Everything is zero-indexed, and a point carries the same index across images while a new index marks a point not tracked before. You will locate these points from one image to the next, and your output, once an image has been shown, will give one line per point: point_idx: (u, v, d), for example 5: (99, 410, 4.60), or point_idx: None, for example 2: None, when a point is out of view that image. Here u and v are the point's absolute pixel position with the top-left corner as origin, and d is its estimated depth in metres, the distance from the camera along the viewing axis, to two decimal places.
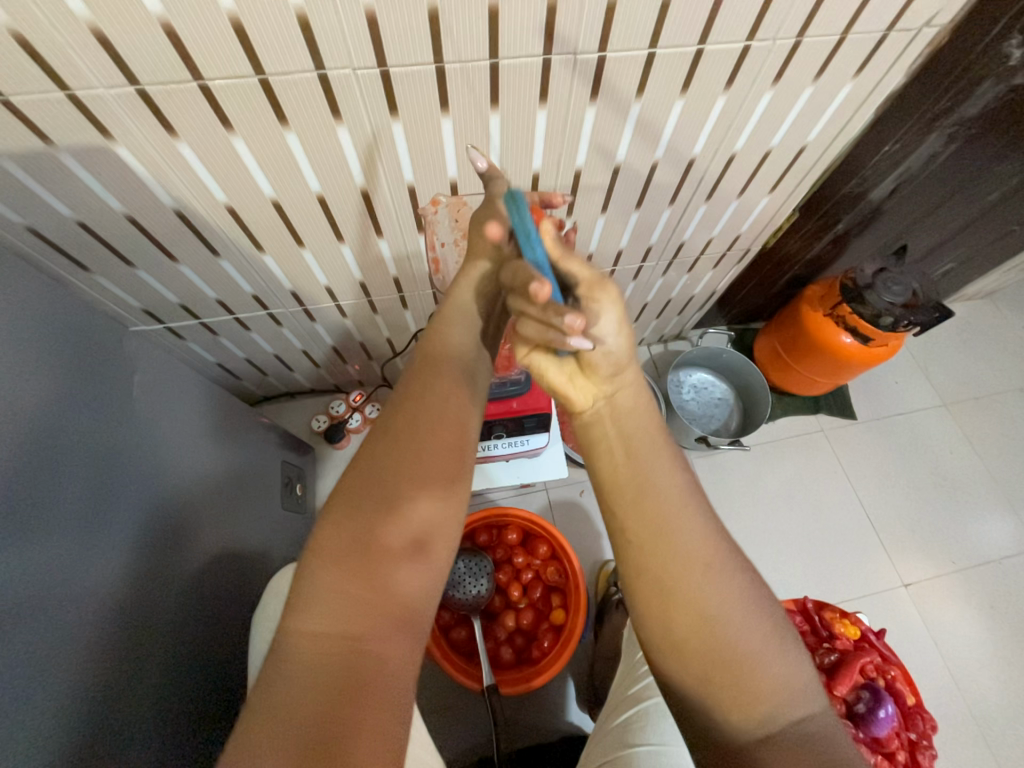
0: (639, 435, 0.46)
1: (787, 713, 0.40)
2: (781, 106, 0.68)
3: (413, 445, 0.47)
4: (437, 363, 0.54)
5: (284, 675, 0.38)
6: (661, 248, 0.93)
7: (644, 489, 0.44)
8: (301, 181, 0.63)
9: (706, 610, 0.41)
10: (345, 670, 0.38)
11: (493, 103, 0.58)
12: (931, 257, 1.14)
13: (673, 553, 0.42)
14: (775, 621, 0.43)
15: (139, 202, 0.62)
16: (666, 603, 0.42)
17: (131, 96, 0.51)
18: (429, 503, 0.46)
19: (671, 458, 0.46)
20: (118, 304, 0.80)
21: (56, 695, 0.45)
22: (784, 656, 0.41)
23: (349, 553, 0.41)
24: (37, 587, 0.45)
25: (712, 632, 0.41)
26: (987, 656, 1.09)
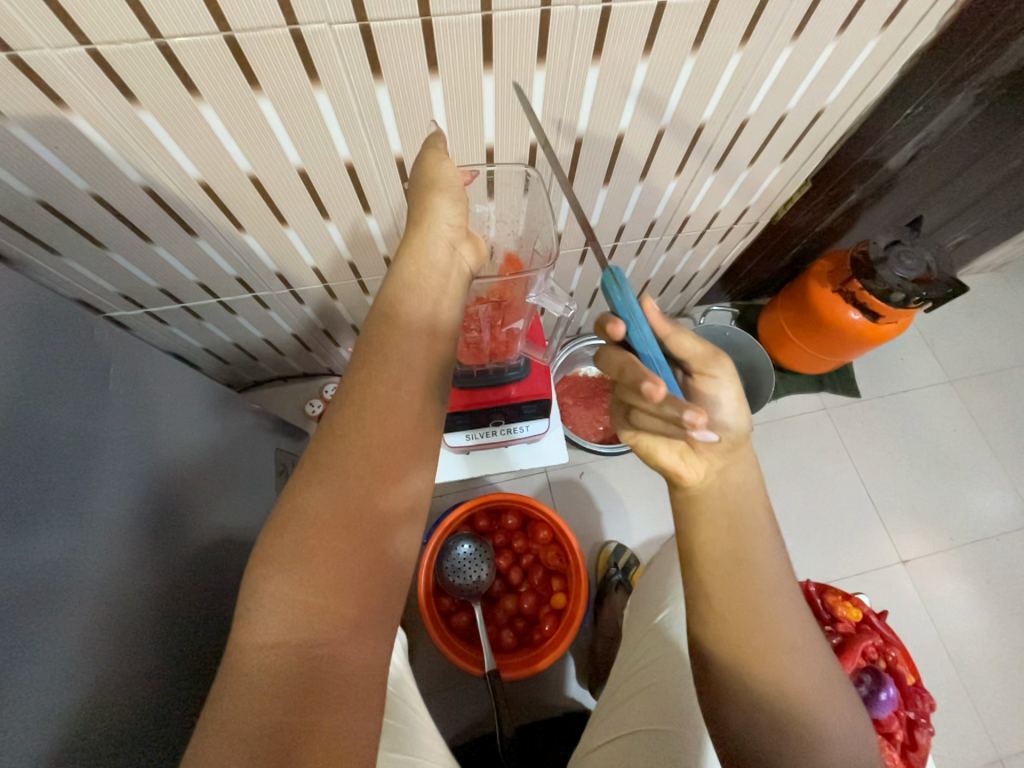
0: (746, 507, 0.51)
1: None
2: (799, 67, 0.63)
3: (358, 441, 0.45)
4: (388, 350, 0.50)
5: (236, 687, 0.37)
6: (665, 223, 0.88)
7: (743, 549, 0.49)
8: (279, 153, 0.58)
9: (780, 666, 0.47)
10: (303, 677, 0.38)
11: (487, 66, 0.53)
12: (944, 228, 1.10)
13: (757, 606, 0.48)
14: (840, 692, 0.48)
15: (105, 179, 0.58)
16: (745, 652, 0.48)
17: (83, 59, 0.45)
18: (383, 498, 0.45)
19: (772, 532, 0.51)
20: (92, 289, 0.75)
21: (51, 697, 0.44)
22: (842, 721, 0.47)
23: (293, 561, 0.40)
24: (22, 592, 0.43)
25: (782, 686, 0.47)
26: (980, 627, 1.11)
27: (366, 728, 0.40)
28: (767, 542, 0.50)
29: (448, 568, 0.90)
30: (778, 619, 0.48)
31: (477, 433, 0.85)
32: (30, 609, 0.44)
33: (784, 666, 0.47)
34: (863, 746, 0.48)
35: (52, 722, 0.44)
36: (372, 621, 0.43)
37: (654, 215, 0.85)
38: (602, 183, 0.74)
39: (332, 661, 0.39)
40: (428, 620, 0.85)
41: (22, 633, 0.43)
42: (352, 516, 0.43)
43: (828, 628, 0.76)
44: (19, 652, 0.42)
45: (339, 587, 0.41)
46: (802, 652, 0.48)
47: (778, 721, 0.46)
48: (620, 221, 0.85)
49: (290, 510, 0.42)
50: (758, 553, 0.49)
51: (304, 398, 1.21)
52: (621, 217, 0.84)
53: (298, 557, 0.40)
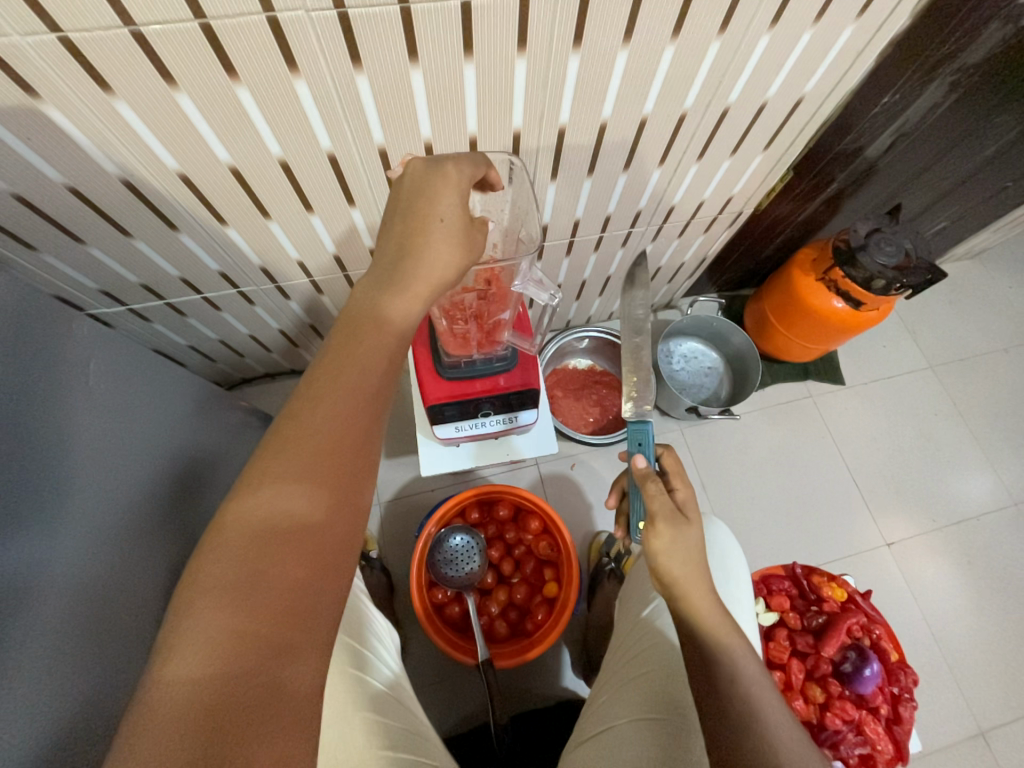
0: None
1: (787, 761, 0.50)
2: (777, 56, 0.63)
3: (306, 445, 0.41)
4: (356, 332, 0.46)
5: (143, 731, 0.31)
6: (651, 213, 0.89)
7: None
8: (259, 144, 0.57)
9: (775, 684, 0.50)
10: (234, 709, 0.33)
11: (467, 53, 0.53)
12: (924, 216, 1.11)
13: None
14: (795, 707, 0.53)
15: (81, 172, 0.57)
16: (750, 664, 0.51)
17: (53, 46, 0.45)
18: (337, 498, 0.42)
19: None
20: (72, 285, 0.74)
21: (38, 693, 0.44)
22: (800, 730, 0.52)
23: (230, 580, 0.36)
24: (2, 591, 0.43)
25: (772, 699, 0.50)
26: (963, 606, 1.14)
27: (310, 753, 0.35)
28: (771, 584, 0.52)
29: (441, 560, 0.88)
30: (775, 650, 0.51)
31: (467, 425, 0.85)
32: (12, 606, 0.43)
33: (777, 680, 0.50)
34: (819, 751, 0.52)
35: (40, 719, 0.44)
36: (317, 634, 0.38)
37: (639, 206, 0.86)
38: (586, 174, 0.74)
39: (273, 683, 0.34)
40: (420, 610, 0.86)
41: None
42: (299, 524, 0.39)
43: (814, 608, 0.78)
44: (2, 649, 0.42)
45: (277, 601, 0.37)
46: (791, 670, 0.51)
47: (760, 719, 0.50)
48: (605, 212, 0.85)
49: (236, 515, 0.38)
50: None
51: (292, 395, 1.20)
52: (606, 208, 0.84)
53: (237, 565, 0.37)
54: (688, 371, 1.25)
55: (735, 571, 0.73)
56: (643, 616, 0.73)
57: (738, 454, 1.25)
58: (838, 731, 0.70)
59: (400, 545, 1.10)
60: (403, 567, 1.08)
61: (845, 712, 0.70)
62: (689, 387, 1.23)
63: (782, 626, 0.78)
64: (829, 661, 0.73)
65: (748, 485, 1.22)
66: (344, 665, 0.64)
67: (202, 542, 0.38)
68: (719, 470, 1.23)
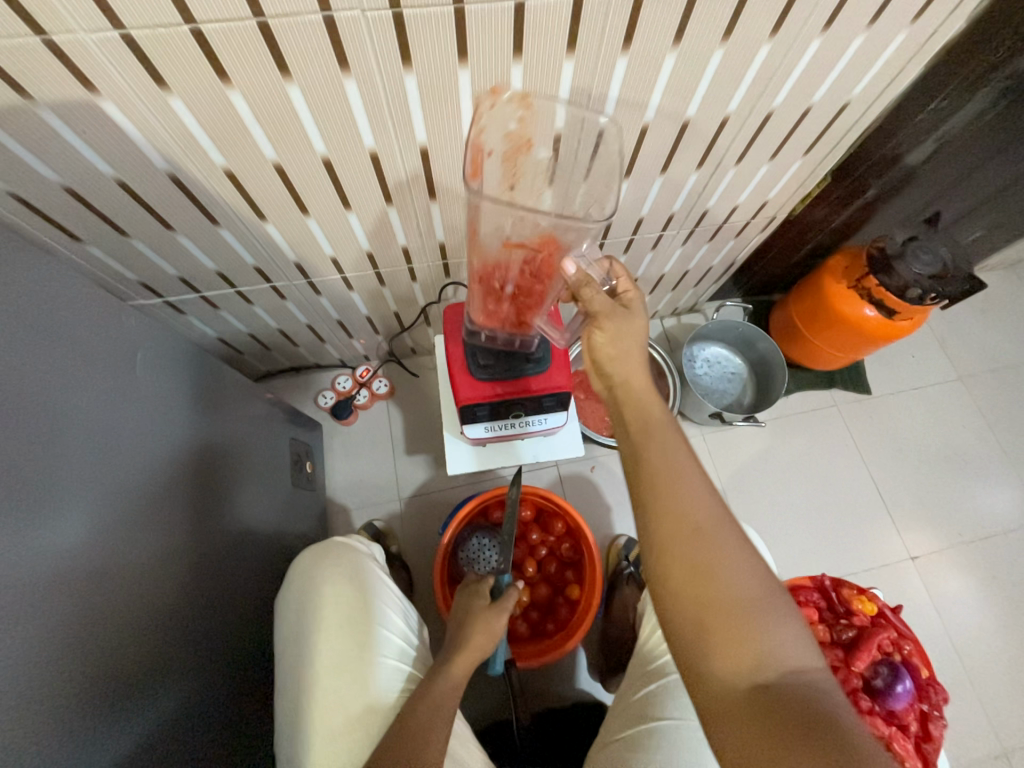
0: (687, 536, 0.48)
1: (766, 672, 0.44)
2: (825, 62, 0.62)
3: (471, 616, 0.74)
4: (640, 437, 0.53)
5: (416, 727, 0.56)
6: (684, 216, 0.88)
7: (674, 506, 0.49)
8: (304, 141, 0.58)
9: (729, 593, 0.46)
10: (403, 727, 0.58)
11: (516, 54, 0.53)
12: (960, 225, 1.09)
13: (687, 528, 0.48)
14: (765, 592, 0.47)
15: (130, 166, 0.58)
16: (695, 583, 0.47)
17: (116, 43, 0.45)
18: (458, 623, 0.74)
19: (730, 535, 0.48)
20: (112, 275, 0.75)
21: (64, 681, 0.46)
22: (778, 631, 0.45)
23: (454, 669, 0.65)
24: (38, 581, 0.44)
25: (721, 600, 0.46)
26: (987, 624, 1.12)
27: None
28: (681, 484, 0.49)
29: (463, 558, 0.92)
30: (699, 561, 0.47)
31: (496, 425, 0.85)
32: (46, 595, 0.45)
33: (711, 578, 0.46)
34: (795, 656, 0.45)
35: (64, 704, 0.45)
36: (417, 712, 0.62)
37: (673, 209, 0.85)
38: (623, 176, 0.74)
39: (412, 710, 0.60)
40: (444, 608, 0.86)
41: (40, 613, 0.44)
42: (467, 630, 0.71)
43: (843, 622, 0.77)
44: (37, 635, 0.44)
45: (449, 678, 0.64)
46: (711, 554, 0.47)
47: (711, 632, 0.46)
48: (638, 215, 0.84)
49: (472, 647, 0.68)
50: (690, 517, 0.48)
51: (316, 389, 1.22)
52: (639, 211, 0.83)
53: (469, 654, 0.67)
54: (711, 376, 1.24)
55: None
56: (635, 697, 0.69)
57: (760, 461, 1.23)
58: None
59: (420, 541, 1.11)
60: (423, 563, 1.09)
61: (878, 729, 0.67)
62: (712, 392, 1.21)
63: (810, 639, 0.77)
64: (860, 675, 0.72)
65: (768, 493, 1.21)
66: (380, 661, 0.65)
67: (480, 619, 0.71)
68: (740, 478, 1.22)
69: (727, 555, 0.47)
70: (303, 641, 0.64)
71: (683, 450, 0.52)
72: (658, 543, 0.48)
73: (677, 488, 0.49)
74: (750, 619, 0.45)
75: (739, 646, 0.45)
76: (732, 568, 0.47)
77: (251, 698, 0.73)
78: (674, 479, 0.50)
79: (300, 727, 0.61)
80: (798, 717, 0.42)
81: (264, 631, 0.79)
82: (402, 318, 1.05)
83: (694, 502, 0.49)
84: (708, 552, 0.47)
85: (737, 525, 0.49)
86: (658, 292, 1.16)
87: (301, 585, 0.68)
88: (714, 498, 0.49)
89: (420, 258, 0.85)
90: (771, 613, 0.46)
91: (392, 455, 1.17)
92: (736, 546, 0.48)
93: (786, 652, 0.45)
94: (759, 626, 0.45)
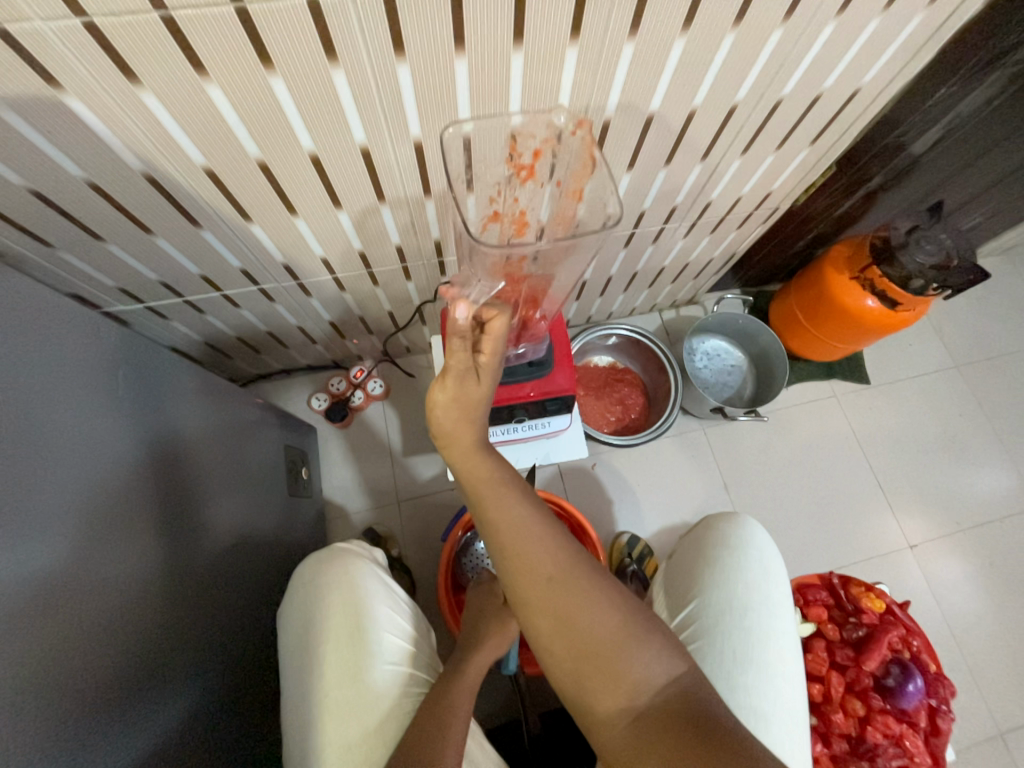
0: (548, 584, 0.50)
1: (642, 695, 0.48)
2: (838, 47, 0.60)
3: (477, 617, 0.73)
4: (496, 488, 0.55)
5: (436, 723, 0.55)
6: (686, 209, 0.85)
7: (532, 559, 0.51)
8: (290, 138, 0.54)
9: (592, 631, 0.49)
10: (422, 721, 0.56)
11: (516, 41, 0.50)
12: (961, 212, 1.08)
13: (544, 580, 0.50)
14: (625, 617, 0.50)
15: (101, 167, 0.53)
16: (561, 630, 0.49)
17: (78, 32, 0.41)
18: (468, 625, 0.73)
19: (586, 573, 0.51)
20: (89, 282, 0.71)
21: (57, 719, 0.43)
22: (642, 655, 0.48)
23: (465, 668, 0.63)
24: (20, 615, 0.42)
25: (584, 640, 0.48)
26: (984, 609, 1.14)
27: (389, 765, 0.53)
28: (533, 536, 0.52)
29: (467, 563, 0.94)
30: (562, 608, 0.49)
31: (498, 429, 0.84)
32: (31, 632, 0.42)
33: (573, 623, 0.49)
34: (661, 670, 0.48)
35: (60, 742, 0.43)
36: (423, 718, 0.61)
37: (675, 201, 0.82)
38: (626, 169, 0.71)
39: (431, 704, 0.58)
40: (449, 615, 0.85)
41: (23, 652, 0.41)
42: (475, 630, 0.71)
43: (852, 620, 0.79)
44: (21, 675, 0.41)
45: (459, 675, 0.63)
46: (569, 596, 0.50)
47: (585, 672, 0.48)
48: (640, 209, 0.81)
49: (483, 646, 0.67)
50: (548, 566, 0.51)
51: (308, 391, 1.18)
52: (641, 204, 0.81)
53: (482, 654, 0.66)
54: (711, 369, 1.22)
55: (774, 573, 0.72)
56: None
57: (761, 454, 1.23)
58: (877, 745, 0.71)
59: (421, 544, 1.09)
60: (424, 566, 1.07)
61: (886, 726, 0.71)
62: (712, 386, 1.20)
63: (821, 638, 0.79)
64: (871, 675, 0.74)
65: (769, 485, 1.21)
66: (390, 667, 0.63)
67: (492, 623, 0.71)
68: (741, 471, 1.21)
69: (584, 595, 0.50)
70: (311, 650, 0.63)
71: (523, 499, 0.55)
72: (525, 601, 0.51)
73: (530, 542, 0.52)
74: (617, 652, 0.48)
75: (609, 680, 0.48)
76: (586, 603, 0.49)
77: (257, 714, 0.72)
78: (528, 533, 0.52)
79: (310, 739, 0.59)
80: (670, 723, 0.46)
81: (266, 644, 0.77)
82: (397, 317, 1.02)
83: (547, 551, 0.51)
84: (567, 598, 0.50)
85: (587, 561, 0.52)
86: (657, 285, 1.14)
87: (305, 595, 0.66)
88: (560, 540, 0.52)
89: (415, 257, 0.82)
90: (633, 639, 0.49)
91: (390, 457, 1.15)
92: (588, 582, 0.51)
93: (652, 670, 0.48)
94: (626, 655, 0.48)
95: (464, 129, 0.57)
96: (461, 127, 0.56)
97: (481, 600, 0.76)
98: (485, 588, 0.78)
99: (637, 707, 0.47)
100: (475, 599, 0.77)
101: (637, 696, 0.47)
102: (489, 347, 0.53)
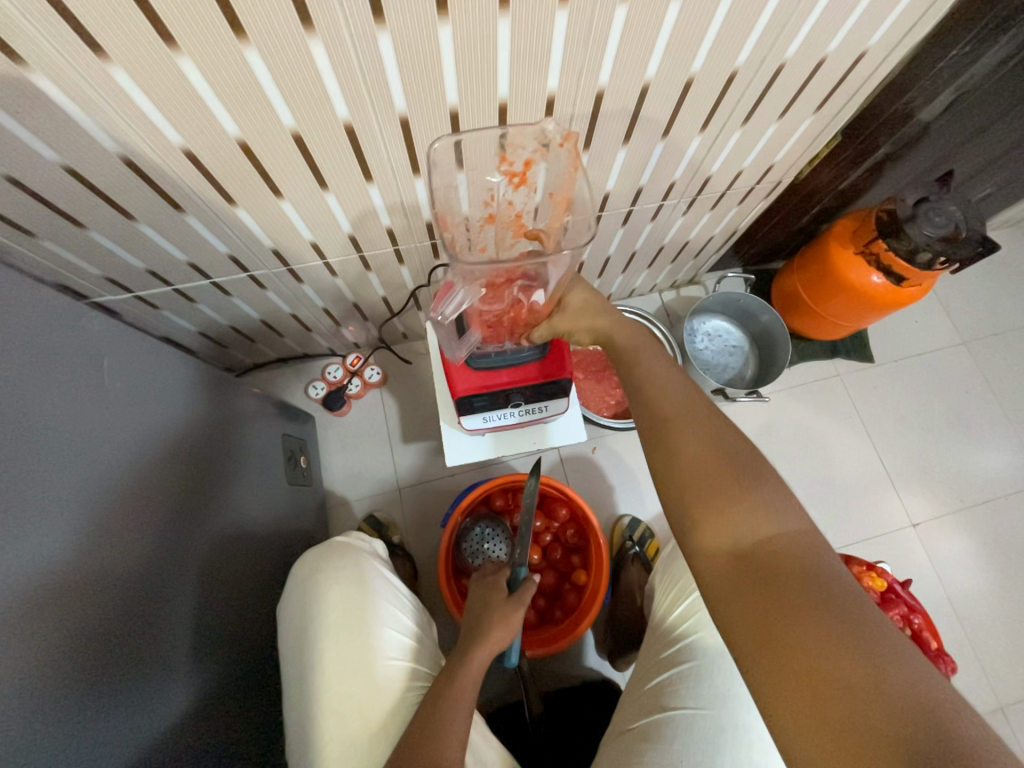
0: (668, 411, 0.54)
1: (760, 531, 0.45)
2: (843, 7, 0.57)
3: (483, 608, 0.73)
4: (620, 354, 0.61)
5: (439, 720, 0.55)
6: (685, 185, 0.82)
7: (649, 398, 0.56)
8: (270, 116, 0.52)
9: (705, 459, 0.50)
10: (425, 720, 0.56)
11: (502, 5, 0.47)
12: (972, 182, 1.04)
13: (660, 414, 0.54)
14: (743, 463, 0.49)
15: (77, 151, 0.52)
16: (672, 456, 0.51)
17: (39, 5, 0.39)
18: (472, 616, 0.73)
19: (705, 419, 0.52)
20: (75, 272, 0.70)
21: (58, 707, 0.44)
22: (760, 492, 0.47)
23: (466, 665, 0.62)
24: (16, 604, 0.42)
25: (698, 468, 0.49)
26: (986, 585, 1.14)
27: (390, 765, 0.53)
28: (653, 380, 0.57)
29: (466, 550, 0.93)
30: (673, 437, 0.52)
31: (495, 415, 0.82)
32: (24, 625, 0.42)
33: (681, 450, 0.51)
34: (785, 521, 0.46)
35: (61, 733, 0.43)
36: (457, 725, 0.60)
37: (673, 177, 0.80)
38: (622, 143, 0.68)
39: (433, 701, 0.58)
40: (451, 602, 0.85)
41: (19, 641, 0.42)
42: (478, 621, 0.70)
43: None
44: (18, 665, 0.41)
45: (464, 671, 0.62)
46: (680, 430, 0.52)
47: (694, 496, 0.49)
48: (637, 185, 0.79)
49: (489, 641, 0.66)
50: (663, 408, 0.54)
51: (306, 380, 1.17)
52: (638, 181, 0.78)
53: (485, 651, 0.65)
54: (712, 350, 1.20)
55: None
56: (650, 687, 0.68)
57: (763, 435, 1.22)
58: None
59: (422, 531, 1.10)
60: (427, 553, 1.08)
61: None
62: (714, 367, 1.19)
63: None
64: None
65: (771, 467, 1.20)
66: (393, 662, 0.63)
67: (498, 616, 0.70)
68: None
69: (700, 433, 0.51)
70: (312, 647, 0.63)
71: (658, 361, 0.59)
72: (644, 431, 0.55)
73: (652, 384, 0.57)
74: (731, 483, 0.48)
75: (724, 518, 0.47)
76: (697, 435, 0.51)
77: (261, 700, 0.73)
78: (650, 380, 0.57)
79: (313, 735, 0.59)
80: (781, 567, 0.43)
81: (270, 631, 0.78)
82: (391, 302, 1.00)
83: (667, 396, 0.55)
84: (684, 432, 0.52)
85: (709, 412, 0.53)
86: (656, 265, 1.12)
87: (304, 591, 0.66)
88: (681, 391, 0.55)
89: (407, 240, 0.80)
90: (752, 479, 0.48)
91: (389, 445, 1.14)
92: (703, 425, 0.52)
93: (774, 513, 0.46)
94: (740, 488, 0.47)
95: (457, 138, 0.59)
96: (452, 138, 0.59)
97: (485, 590, 0.76)
98: (493, 578, 0.77)
99: (749, 546, 0.45)
100: (479, 588, 0.77)
101: (755, 531, 0.45)
102: (574, 307, 0.65)
